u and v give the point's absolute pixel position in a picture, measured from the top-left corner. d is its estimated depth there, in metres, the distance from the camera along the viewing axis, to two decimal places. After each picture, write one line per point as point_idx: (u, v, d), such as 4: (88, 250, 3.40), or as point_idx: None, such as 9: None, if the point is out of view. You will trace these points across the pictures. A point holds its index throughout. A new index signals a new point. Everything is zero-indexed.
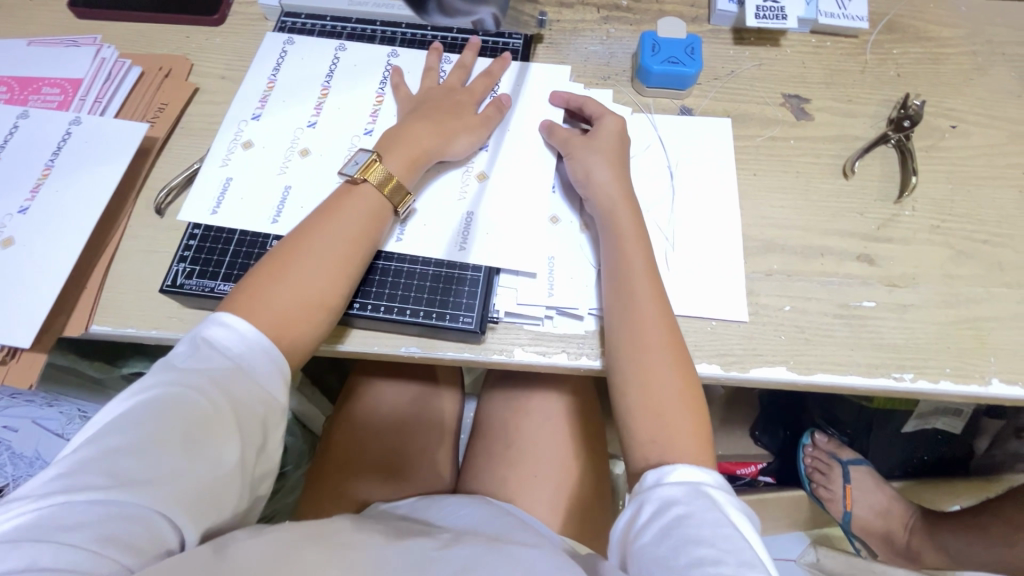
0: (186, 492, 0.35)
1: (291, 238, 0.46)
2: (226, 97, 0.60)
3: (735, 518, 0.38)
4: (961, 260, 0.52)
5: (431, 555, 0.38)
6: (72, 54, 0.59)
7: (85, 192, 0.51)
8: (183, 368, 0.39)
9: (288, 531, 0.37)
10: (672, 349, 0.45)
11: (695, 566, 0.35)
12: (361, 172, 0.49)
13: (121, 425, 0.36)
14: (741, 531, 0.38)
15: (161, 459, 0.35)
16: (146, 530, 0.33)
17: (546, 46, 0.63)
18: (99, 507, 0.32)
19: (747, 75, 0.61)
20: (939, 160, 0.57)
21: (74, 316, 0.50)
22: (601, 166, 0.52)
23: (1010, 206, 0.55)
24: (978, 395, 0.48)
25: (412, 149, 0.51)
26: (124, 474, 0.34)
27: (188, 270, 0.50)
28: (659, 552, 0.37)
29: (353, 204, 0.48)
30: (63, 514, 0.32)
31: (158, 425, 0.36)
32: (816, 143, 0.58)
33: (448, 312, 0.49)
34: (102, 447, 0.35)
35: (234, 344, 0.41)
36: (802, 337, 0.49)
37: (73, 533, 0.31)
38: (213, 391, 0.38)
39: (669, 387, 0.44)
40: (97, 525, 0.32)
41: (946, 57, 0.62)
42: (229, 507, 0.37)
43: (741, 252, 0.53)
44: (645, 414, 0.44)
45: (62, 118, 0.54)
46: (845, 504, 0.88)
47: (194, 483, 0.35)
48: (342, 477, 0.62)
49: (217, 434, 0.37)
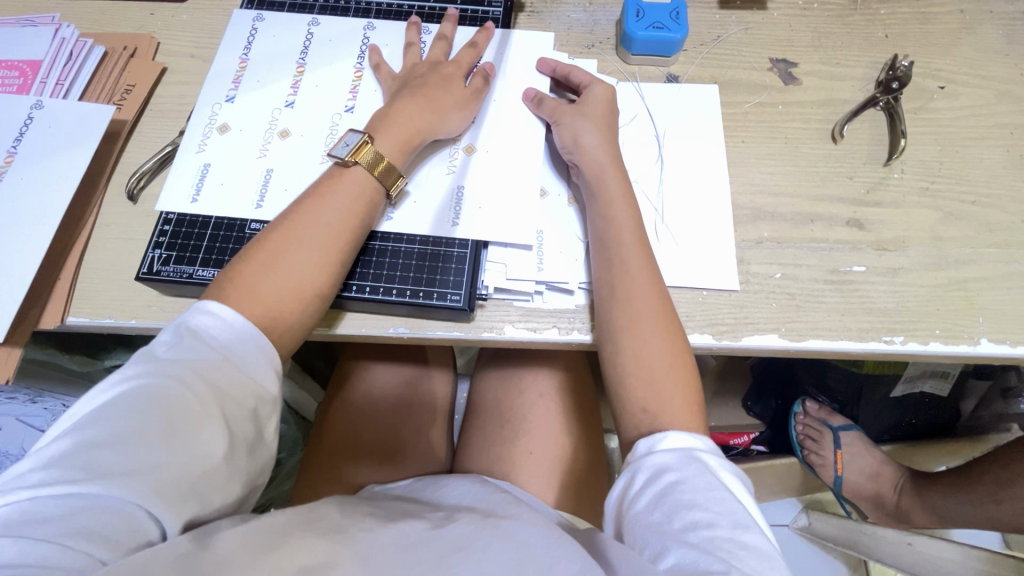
0: (170, 485, 0.34)
1: (281, 224, 0.45)
2: (197, 77, 0.58)
3: (729, 483, 0.38)
4: (950, 222, 0.52)
5: (423, 537, 0.38)
6: (28, 35, 0.56)
7: (52, 180, 0.49)
8: (164, 357, 0.38)
9: (274, 518, 0.37)
10: (666, 323, 0.44)
11: (689, 530, 0.35)
12: (352, 154, 0.47)
13: (100, 417, 0.35)
14: (735, 494, 0.37)
15: (144, 451, 0.34)
16: (124, 523, 0.32)
17: (527, 15, 0.61)
18: (73, 502, 0.32)
19: (734, 40, 0.60)
20: (927, 122, 0.56)
21: (48, 308, 0.48)
22: (593, 128, 0.51)
23: (997, 165, 0.54)
24: (968, 355, 0.48)
25: (400, 128, 0.49)
26: (103, 465, 0.33)
27: (164, 256, 0.48)
28: (653, 518, 0.37)
29: (344, 187, 0.46)
30: (35, 510, 0.31)
31: (141, 417, 0.35)
32: (805, 107, 0.57)
33: (435, 290, 0.48)
34: (80, 439, 0.34)
35: (220, 332, 0.40)
36: (793, 304, 0.49)
37: (47, 527, 0.30)
38: (198, 380, 0.37)
39: (661, 360, 0.43)
40: (71, 519, 0.31)
41: (933, 17, 0.61)
42: (217, 497, 0.37)
43: (730, 219, 0.52)
44: (640, 385, 0.43)
45: (22, 102, 0.52)
46: (836, 469, 0.90)
47: (178, 475, 0.34)
48: (342, 461, 0.61)
49: (202, 424, 0.36)
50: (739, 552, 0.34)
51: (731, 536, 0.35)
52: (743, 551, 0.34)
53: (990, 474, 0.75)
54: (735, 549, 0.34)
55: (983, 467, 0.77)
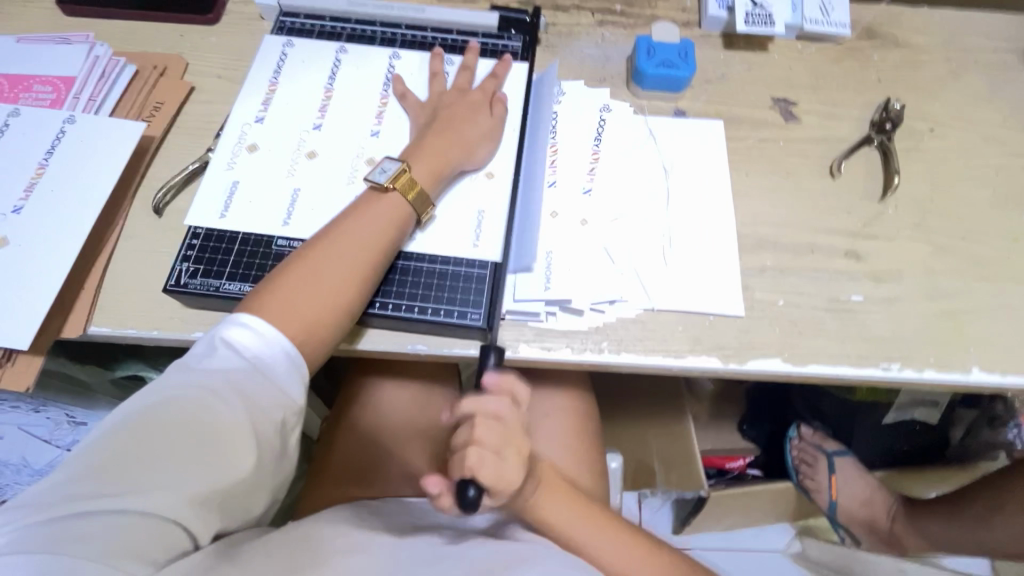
0: (202, 501, 0.36)
1: (319, 240, 0.47)
2: (224, 97, 0.60)
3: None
4: (942, 256, 0.55)
5: (436, 556, 0.42)
6: (62, 51, 0.58)
7: (82, 193, 0.50)
8: (199, 371, 0.39)
9: (300, 531, 0.42)
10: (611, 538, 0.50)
11: None
12: (390, 179, 0.49)
13: (134, 431, 0.36)
14: None
15: (177, 466, 0.35)
16: (160, 536, 0.34)
17: (543, 49, 0.64)
18: (110, 516, 0.33)
19: (736, 79, 0.63)
20: (919, 161, 0.60)
21: (71, 318, 0.49)
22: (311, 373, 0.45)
23: (984, 203, 0.58)
24: (960, 382, 0.50)
25: (433, 161, 0.52)
26: (133, 479, 0.34)
27: (192, 269, 0.49)
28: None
29: (380, 209, 0.48)
30: (74, 524, 0.33)
31: (173, 432, 0.36)
32: (804, 144, 0.60)
33: (456, 310, 0.50)
34: (113, 452, 0.35)
35: (254, 346, 0.41)
36: (795, 329, 0.51)
37: (86, 544, 0.32)
38: (233, 395, 0.38)
39: (606, 541, 0.50)
40: (107, 537, 0.33)
41: (922, 63, 0.65)
42: (243, 507, 0.39)
43: (735, 248, 0.55)
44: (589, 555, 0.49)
45: (55, 116, 0.54)
46: (831, 494, 0.91)
47: (209, 490, 0.36)
48: (354, 487, 0.61)
49: (232, 440, 0.37)
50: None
51: None
52: None
53: (980, 499, 0.78)
54: None
55: (972, 491, 0.79)
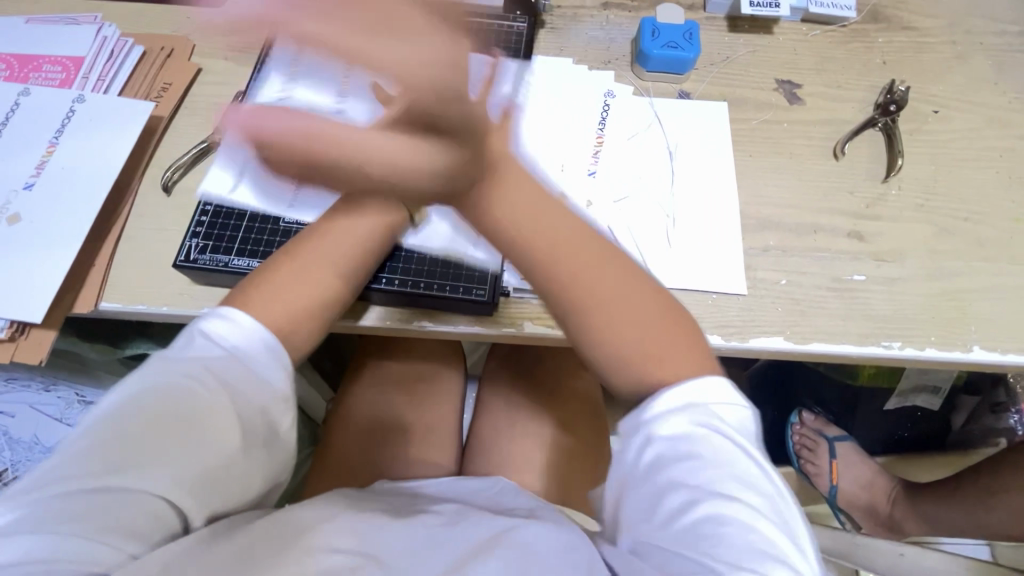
0: (188, 481, 0.36)
1: (307, 240, 0.47)
2: (231, 78, 0.60)
3: (737, 468, 0.39)
4: (945, 237, 0.55)
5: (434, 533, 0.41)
6: (72, 32, 0.59)
7: (92, 170, 0.51)
8: (177, 359, 0.39)
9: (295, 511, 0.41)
10: (633, 294, 0.43)
11: (696, 525, 0.37)
12: None
13: (118, 415, 0.36)
14: (740, 509, 0.37)
15: (161, 447, 0.36)
16: (149, 516, 0.35)
17: (548, 31, 0.64)
18: (99, 495, 0.34)
19: (741, 61, 0.63)
20: (922, 143, 0.60)
21: (82, 294, 0.49)
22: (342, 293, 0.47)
23: (987, 184, 0.58)
24: (960, 361, 0.51)
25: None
26: (120, 461, 0.35)
27: (201, 245, 0.50)
28: (632, 510, 0.40)
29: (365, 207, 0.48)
30: (64, 502, 0.33)
31: (154, 416, 0.36)
32: (808, 126, 0.60)
33: (461, 286, 0.50)
34: (99, 436, 0.35)
35: (232, 336, 0.41)
36: (797, 308, 0.52)
37: (77, 521, 0.33)
38: (213, 379, 0.38)
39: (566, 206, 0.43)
40: (97, 514, 0.33)
41: (928, 46, 0.65)
42: (235, 488, 0.38)
43: (739, 229, 0.55)
44: (629, 365, 0.42)
45: (65, 96, 0.54)
46: (831, 478, 0.93)
47: (195, 471, 0.36)
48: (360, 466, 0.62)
49: (214, 422, 0.37)
50: (736, 553, 0.36)
51: (712, 516, 0.37)
52: (721, 527, 0.37)
53: (980, 483, 0.78)
54: (714, 528, 0.37)
55: (972, 475, 0.80)
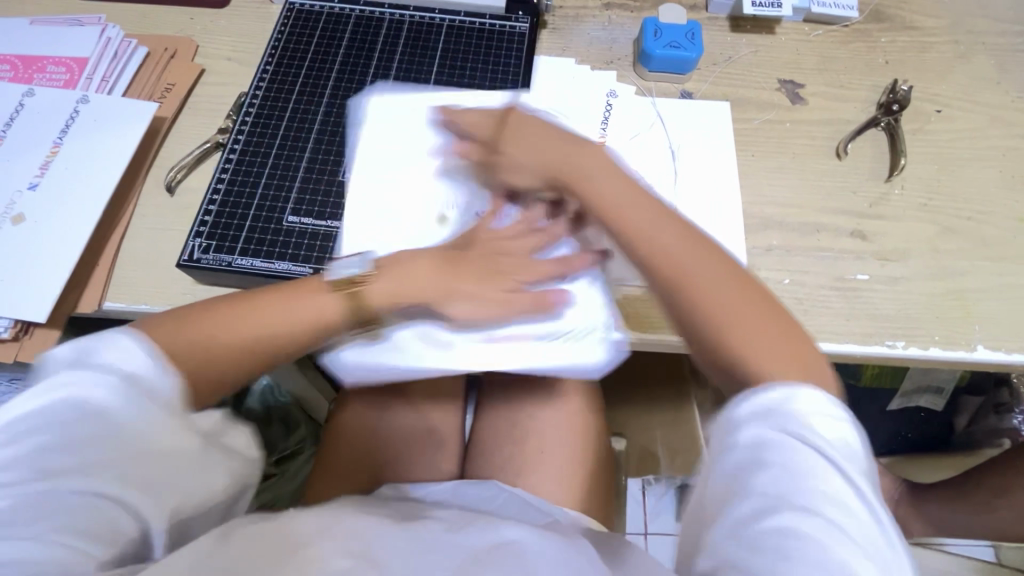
0: (147, 481, 0.33)
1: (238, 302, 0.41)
2: (234, 79, 0.60)
3: (837, 494, 0.32)
4: (948, 236, 0.55)
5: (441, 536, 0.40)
6: (76, 33, 0.59)
7: (95, 170, 0.51)
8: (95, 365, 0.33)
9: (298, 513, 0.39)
10: (752, 307, 0.39)
11: (771, 534, 0.31)
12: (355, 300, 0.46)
13: (41, 423, 0.32)
14: (827, 524, 0.31)
15: (103, 452, 0.32)
16: (105, 518, 0.31)
17: (550, 32, 0.64)
18: (48, 499, 0.30)
19: (743, 61, 0.63)
20: (925, 142, 0.60)
21: (87, 293, 0.49)
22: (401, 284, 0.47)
23: (990, 183, 0.58)
24: (965, 360, 0.50)
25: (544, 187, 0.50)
26: (61, 465, 0.31)
27: (204, 245, 0.50)
28: (704, 503, 0.35)
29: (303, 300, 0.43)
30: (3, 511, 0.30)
31: (85, 424, 0.32)
32: (810, 126, 0.60)
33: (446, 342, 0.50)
34: (29, 443, 0.31)
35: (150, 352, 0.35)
36: (800, 307, 0.52)
37: (27, 527, 0.29)
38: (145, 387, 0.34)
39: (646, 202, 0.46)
40: (51, 516, 0.30)
41: (930, 46, 0.65)
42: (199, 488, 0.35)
43: (742, 228, 0.55)
44: (742, 374, 0.38)
45: (69, 96, 0.54)
46: None
47: (152, 470, 0.33)
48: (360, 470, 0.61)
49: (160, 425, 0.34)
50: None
51: (795, 527, 0.31)
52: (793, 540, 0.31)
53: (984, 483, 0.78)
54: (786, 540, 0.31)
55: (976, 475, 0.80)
